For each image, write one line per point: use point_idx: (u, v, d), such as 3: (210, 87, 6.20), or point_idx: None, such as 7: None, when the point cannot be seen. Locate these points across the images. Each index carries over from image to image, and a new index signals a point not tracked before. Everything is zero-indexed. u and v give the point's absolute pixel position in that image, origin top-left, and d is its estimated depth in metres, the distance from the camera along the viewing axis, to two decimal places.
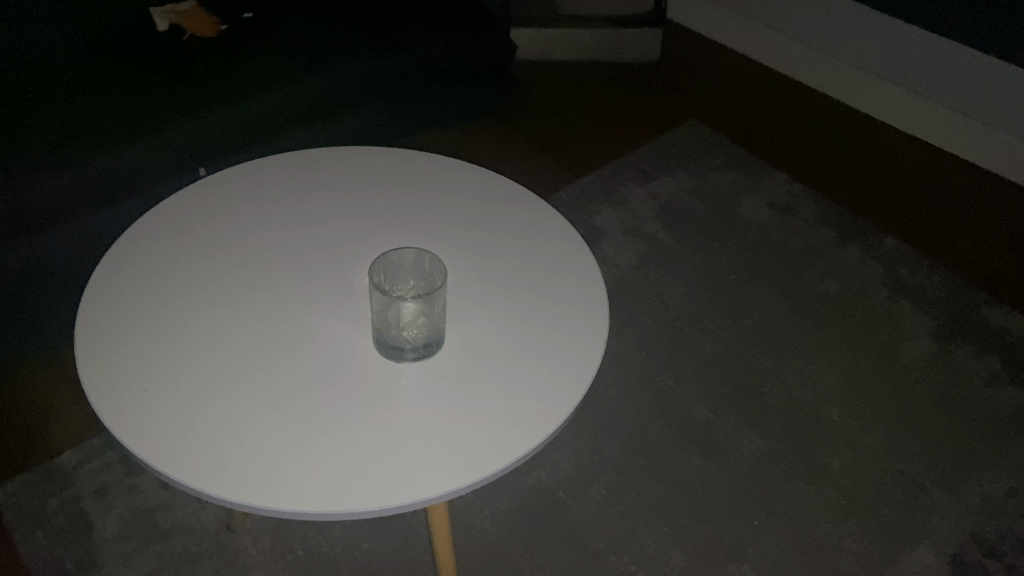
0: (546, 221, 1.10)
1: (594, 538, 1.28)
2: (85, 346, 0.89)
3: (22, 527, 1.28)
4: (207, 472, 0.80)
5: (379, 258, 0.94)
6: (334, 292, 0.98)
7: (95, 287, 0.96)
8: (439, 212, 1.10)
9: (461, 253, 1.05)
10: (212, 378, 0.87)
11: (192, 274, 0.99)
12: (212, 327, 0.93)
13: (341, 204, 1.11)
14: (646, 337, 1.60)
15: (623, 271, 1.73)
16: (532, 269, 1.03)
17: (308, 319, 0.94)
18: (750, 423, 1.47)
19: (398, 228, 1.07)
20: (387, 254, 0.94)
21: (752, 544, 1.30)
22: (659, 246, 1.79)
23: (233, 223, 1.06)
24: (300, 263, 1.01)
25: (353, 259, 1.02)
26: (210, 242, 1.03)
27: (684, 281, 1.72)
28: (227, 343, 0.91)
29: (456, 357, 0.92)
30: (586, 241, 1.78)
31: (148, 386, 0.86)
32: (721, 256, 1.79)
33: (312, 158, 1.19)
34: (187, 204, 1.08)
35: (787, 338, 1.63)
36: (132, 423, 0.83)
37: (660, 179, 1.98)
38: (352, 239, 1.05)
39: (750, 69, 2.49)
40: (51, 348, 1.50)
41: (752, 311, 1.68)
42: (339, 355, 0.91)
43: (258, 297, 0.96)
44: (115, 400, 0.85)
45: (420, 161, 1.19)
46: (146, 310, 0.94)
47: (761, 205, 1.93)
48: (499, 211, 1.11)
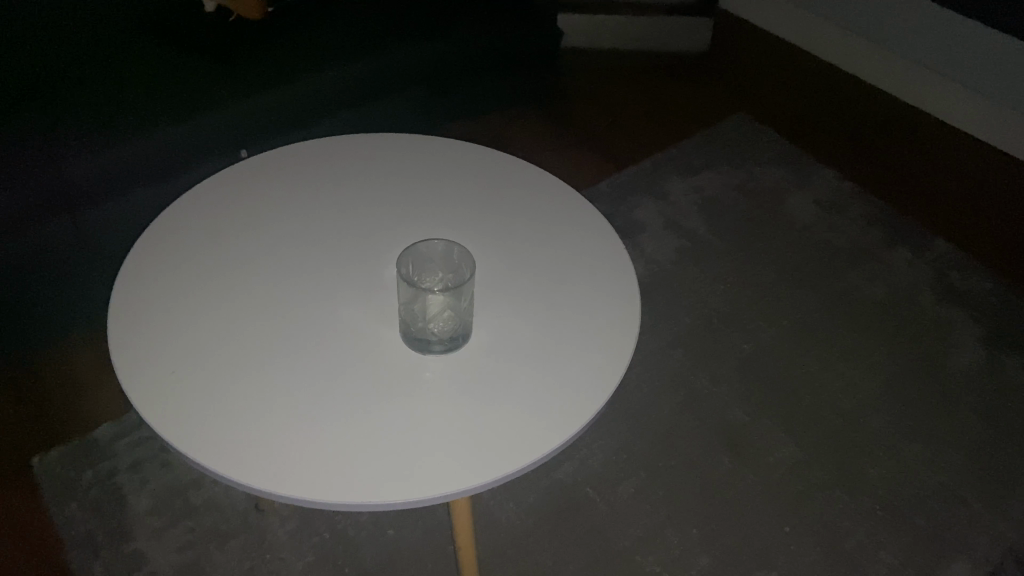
0: (578, 215, 1.08)
1: (621, 537, 1.27)
2: (116, 327, 0.90)
3: (58, 499, 1.31)
4: (230, 458, 0.80)
5: (408, 249, 0.92)
6: (363, 282, 0.97)
7: (130, 268, 0.97)
8: (473, 204, 1.09)
9: (491, 246, 1.03)
10: (240, 365, 0.88)
11: (224, 259, 0.99)
12: (241, 312, 0.93)
13: (374, 192, 1.10)
14: (681, 334, 1.58)
15: (661, 266, 1.70)
16: (564, 264, 1.01)
17: (336, 309, 0.94)
18: (785, 428, 1.44)
19: (430, 218, 1.06)
20: (415, 245, 0.92)
21: (782, 551, 1.27)
22: (700, 242, 1.76)
23: (269, 209, 1.06)
24: (328, 251, 1.01)
25: (381, 249, 1.02)
26: (244, 228, 1.03)
27: (724, 279, 1.69)
28: (256, 329, 0.91)
29: (482, 352, 0.91)
30: (625, 234, 1.75)
31: (176, 369, 0.87)
32: (764, 253, 1.75)
33: (349, 145, 1.18)
34: (218, 189, 1.09)
35: (826, 341, 1.59)
36: (160, 404, 0.84)
37: (704, 173, 1.94)
38: (383, 230, 1.04)
39: (799, 62, 2.43)
40: (91, 323, 1.53)
41: (792, 311, 1.64)
42: (365, 345, 0.90)
43: (287, 284, 0.97)
44: (144, 382, 0.86)
45: (456, 151, 1.18)
46: (180, 292, 0.95)
47: (808, 203, 1.88)
48: (532, 204, 1.10)
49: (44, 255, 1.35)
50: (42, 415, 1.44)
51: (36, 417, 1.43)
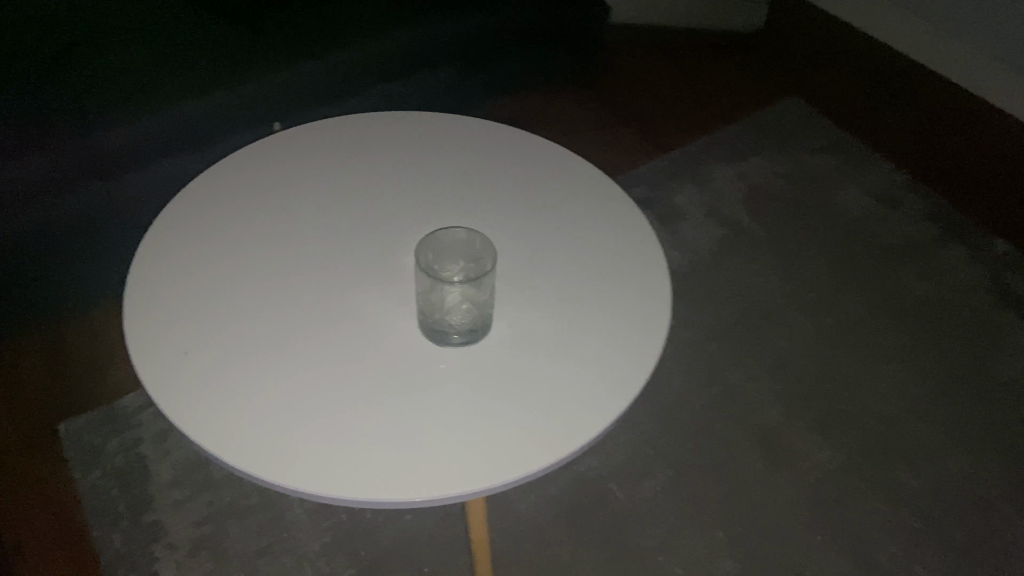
0: (611, 204, 1.04)
1: (643, 536, 1.24)
2: (130, 305, 0.89)
3: (81, 466, 1.31)
4: (239, 446, 0.78)
5: (428, 237, 0.88)
6: (385, 268, 0.94)
7: (149, 245, 0.95)
8: (501, 189, 1.05)
9: (518, 234, 0.99)
10: (254, 348, 0.86)
11: (245, 239, 0.97)
12: (258, 295, 0.91)
13: (400, 175, 1.07)
14: (717, 328, 1.52)
15: (700, 256, 1.64)
16: (595, 256, 0.97)
17: (356, 295, 0.91)
18: (823, 432, 1.38)
19: (458, 204, 1.03)
20: (436, 233, 0.88)
21: (813, 560, 1.22)
22: (742, 232, 1.70)
23: (293, 189, 1.04)
24: (350, 234, 0.98)
25: (403, 234, 0.98)
26: (267, 208, 1.01)
27: (765, 271, 1.63)
28: (272, 312, 0.89)
29: (501, 346, 0.87)
30: (663, 221, 1.70)
31: (189, 351, 0.85)
32: (808, 246, 1.68)
33: (377, 126, 1.15)
34: (240, 167, 1.07)
35: (871, 342, 1.52)
36: (170, 386, 0.82)
37: (750, 160, 1.87)
38: (408, 214, 1.01)
39: (857, 46, 2.32)
40: (115, 291, 1.52)
41: (837, 309, 1.57)
42: (382, 334, 0.87)
43: (306, 267, 0.94)
44: (156, 362, 0.84)
45: (487, 133, 1.14)
46: (198, 272, 0.93)
47: (859, 195, 1.80)
48: (565, 192, 1.05)
49: (58, 222, 1.34)
50: (68, 380, 1.44)
51: (63, 382, 1.44)
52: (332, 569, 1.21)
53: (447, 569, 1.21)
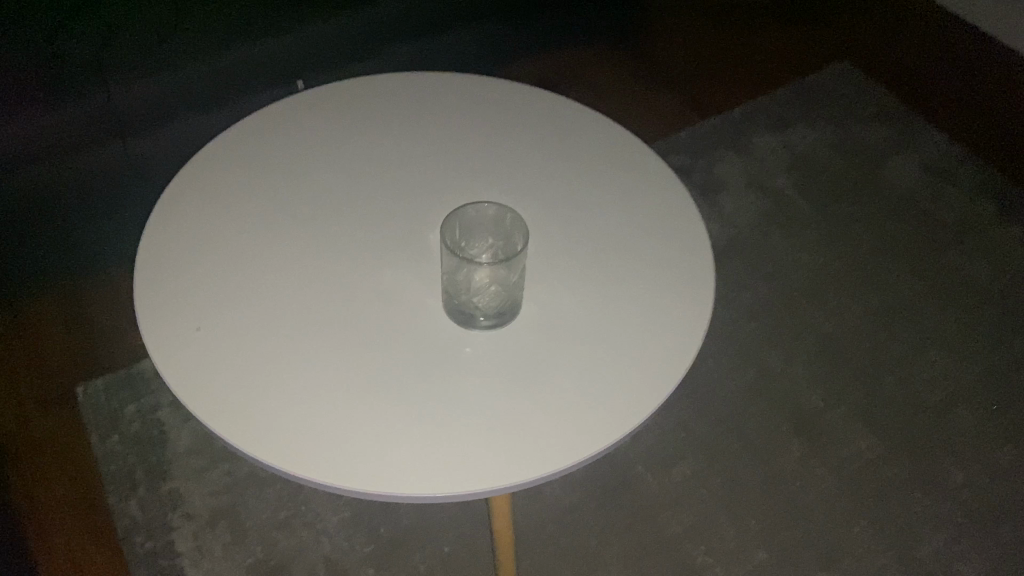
0: (652, 177, 0.97)
1: (671, 523, 1.20)
2: (139, 276, 0.84)
3: (99, 430, 1.29)
4: (249, 430, 0.73)
5: (455, 213, 0.81)
6: (408, 242, 0.89)
7: (163, 211, 0.91)
8: (534, 159, 0.99)
9: (551, 208, 0.93)
10: (269, 324, 0.81)
11: (262, 208, 0.92)
12: (275, 267, 0.86)
13: (427, 141, 1.01)
14: (755, 306, 1.45)
15: (740, 229, 1.57)
16: (633, 233, 0.90)
17: (377, 271, 0.86)
18: (864, 418, 1.32)
19: (489, 174, 0.97)
20: (464, 208, 0.82)
21: (848, 553, 1.18)
22: (785, 205, 1.62)
23: (314, 155, 0.98)
24: (373, 205, 0.93)
25: (428, 205, 0.93)
26: (286, 175, 0.96)
27: (809, 247, 1.55)
28: (288, 286, 0.84)
29: (530, 330, 0.81)
30: (702, 191, 1.62)
31: (201, 326, 0.80)
32: (855, 222, 1.60)
33: (404, 87, 1.08)
34: (258, 128, 1.01)
35: (919, 325, 1.44)
36: (180, 363, 0.77)
37: (796, 128, 1.77)
38: (435, 184, 0.95)
39: (913, 6, 2.19)
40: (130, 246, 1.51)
41: (884, 289, 1.49)
42: (404, 314, 0.82)
43: (325, 239, 0.89)
44: (166, 337, 0.79)
45: (520, 97, 1.07)
46: (212, 241, 0.88)
47: (911, 167, 1.71)
48: (603, 162, 0.98)
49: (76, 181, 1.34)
50: (87, 334, 1.41)
51: (80, 337, 1.41)
52: (349, 544, 1.18)
53: (466, 548, 1.18)
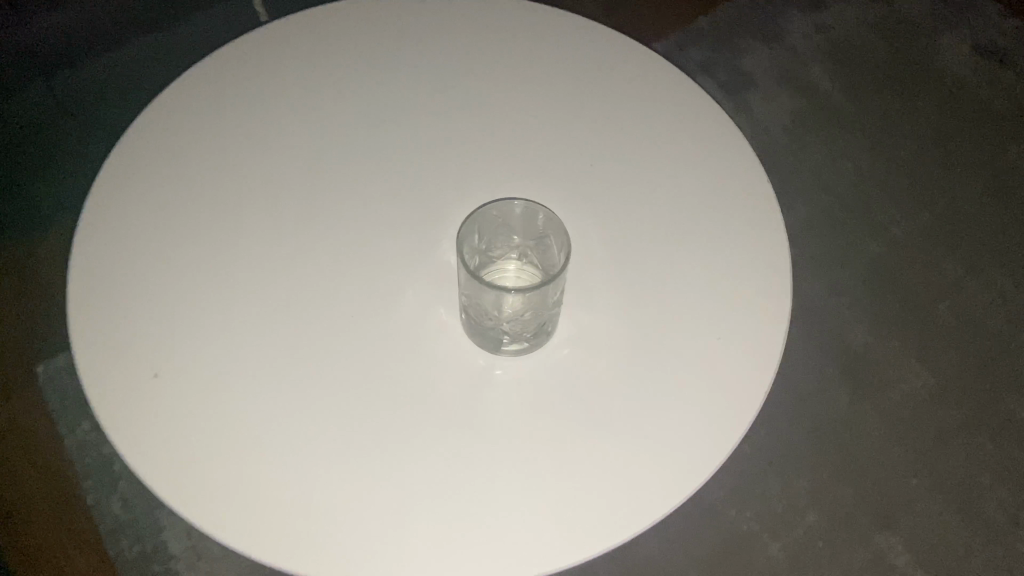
0: (705, 125, 0.78)
1: (714, 487, 1.09)
2: (76, 305, 0.67)
3: None
4: (233, 514, 0.58)
5: (470, 218, 0.61)
6: (410, 237, 0.71)
7: (99, 211, 0.72)
8: (555, 108, 0.80)
9: (582, 175, 0.75)
10: (244, 362, 0.65)
11: (225, 200, 0.74)
12: (246, 282, 0.69)
13: (422, 91, 0.81)
14: (794, 227, 1.29)
15: (773, 135, 1.38)
16: (688, 205, 0.73)
17: (374, 279, 0.69)
18: (920, 354, 1.19)
19: (503, 131, 0.78)
20: (482, 211, 0.61)
21: (907, 510, 1.08)
22: (822, 103, 1.42)
23: (283, 119, 0.79)
24: (361, 184, 0.74)
25: (430, 180, 0.75)
26: (251, 149, 0.77)
27: (850, 152, 1.37)
28: (265, 307, 0.67)
29: (571, 352, 0.66)
30: (729, 91, 1.42)
31: (159, 370, 0.64)
32: (900, 119, 1.42)
33: (387, 16, 0.88)
34: (206, 88, 0.81)
35: (976, 240, 1.29)
36: (136, 425, 0.62)
37: (829, 7, 1.55)
38: (437, 150, 0.77)
39: None
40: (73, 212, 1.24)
41: (936, 199, 1.33)
42: (413, 339, 0.66)
43: (305, 239, 0.71)
44: (118, 389, 0.63)
45: (532, 21, 0.87)
46: (165, 250, 0.71)
47: (960, 49, 1.51)
48: (642, 108, 0.79)
49: None
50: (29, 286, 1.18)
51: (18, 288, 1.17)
52: None
53: None
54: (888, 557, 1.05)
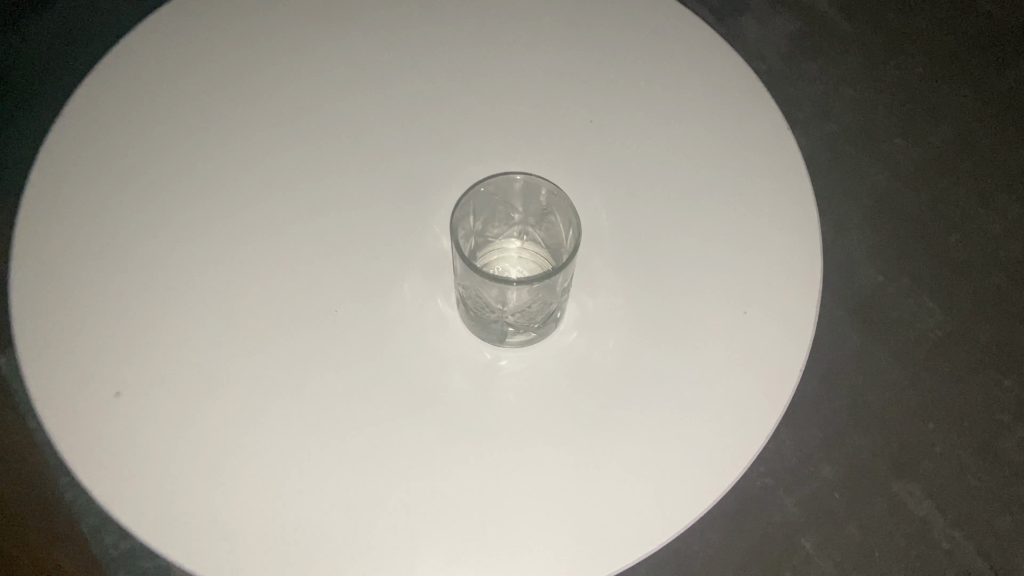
0: (713, 71, 0.70)
1: None
2: (20, 317, 0.59)
3: None
4: (218, 550, 0.52)
5: (462, 199, 0.53)
6: (396, 216, 0.64)
7: (38, 204, 0.63)
8: (547, 57, 0.71)
9: (583, 134, 0.67)
10: (217, 375, 0.57)
11: (183, 185, 0.65)
12: (212, 281, 0.61)
13: (398, 45, 0.72)
14: None
15: (770, 62, 1.29)
16: (701, 166, 0.66)
17: (359, 267, 0.61)
18: (932, 290, 1.14)
19: (489, 90, 0.70)
20: (474, 190, 0.53)
21: (926, 455, 1.04)
22: (819, 25, 1.34)
23: (243, 85, 0.70)
24: (334, 159, 0.66)
25: (412, 150, 0.67)
26: (208, 123, 0.68)
27: (851, 77, 1.29)
28: (235, 309, 0.60)
29: (583, 339, 0.59)
30: (721, 17, 1.32)
31: (121, 389, 0.57)
32: (901, 38, 1.34)
33: None
34: (148, 54, 0.72)
35: (985, 164, 1.23)
36: (101, 455, 0.54)
37: None
38: (419, 113, 0.68)
39: None
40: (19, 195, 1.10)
41: (942, 124, 1.26)
42: (406, 335, 0.59)
43: (276, 226, 0.63)
44: (76, 414, 0.56)
45: None
46: (119, 247, 0.62)
47: None
48: (642, 55, 0.71)
49: None
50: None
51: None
52: None
53: None
54: (907, 504, 1.01)
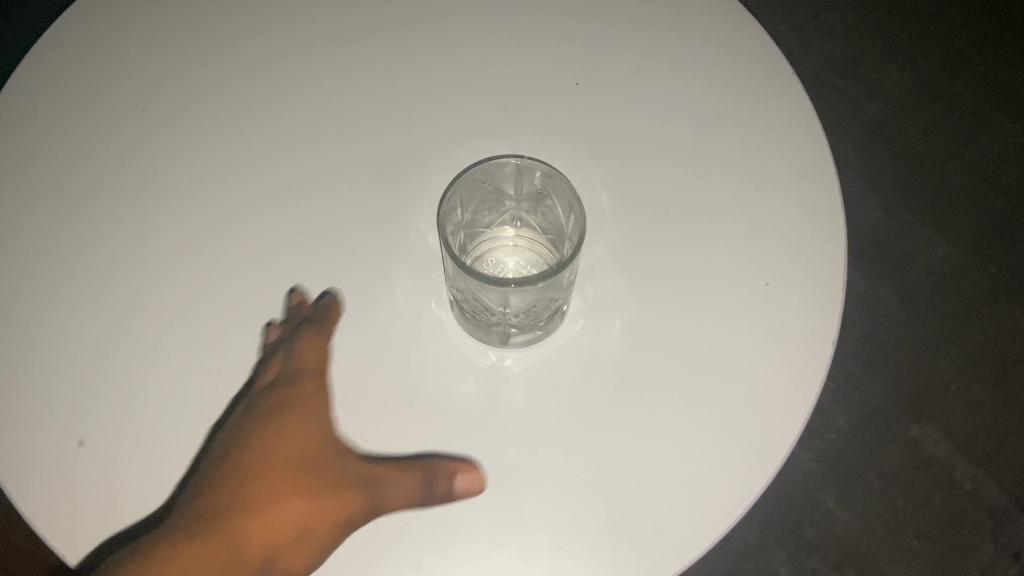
0: (705, 15, 0.64)
1: None
2: None
3: None
4: None
5: (452, 184, 0.47)
6: (372, 211, 0.57)
7: None
8: (521, 16, 0.65)
9: (570, 100, 0.61)
10: (190, 407, 0.51)
11: (134, 200, 0.59)
12: (175, 303, 0.55)
13: (357, 18, 0.65)
14: None
15: None
16: (701, 124, 0.60)
17: (338, 273, 0.55)
18: (934, 222, 1.09)
19: (461, 59, 0.63)
20: (466, 172, 0.47)
21: (941, 394, 1.00)
22: None
23: (190, 81, 0.63)
24: (298, 154, 0.60)
25: (383, 134, 0.60)
26: (155, 127, 0.62)
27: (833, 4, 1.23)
28: (205, 329, 0.54)
29: (593, 330, 0.54)
30: None
31: (85, 437, 0.50)
32: None
33: None
34: (76, 52, 0.64)
35: (978, 85, 1.17)
36: (69, 514, 0.48)
37: None
38: (387, 93, 0.62)
39: None
40: None
41: (930, 47, 1.20)
42: (397, 344, 0.53)
43: (241, 236, 0.57)
44: (37, 469, 0.49)
45: None
46: (67, 276, 0.56)
47: None
48: (625, 6, 0.65)
49: None
50: None
51: None
52: None
53: None
54: (925, 447, 0.98)
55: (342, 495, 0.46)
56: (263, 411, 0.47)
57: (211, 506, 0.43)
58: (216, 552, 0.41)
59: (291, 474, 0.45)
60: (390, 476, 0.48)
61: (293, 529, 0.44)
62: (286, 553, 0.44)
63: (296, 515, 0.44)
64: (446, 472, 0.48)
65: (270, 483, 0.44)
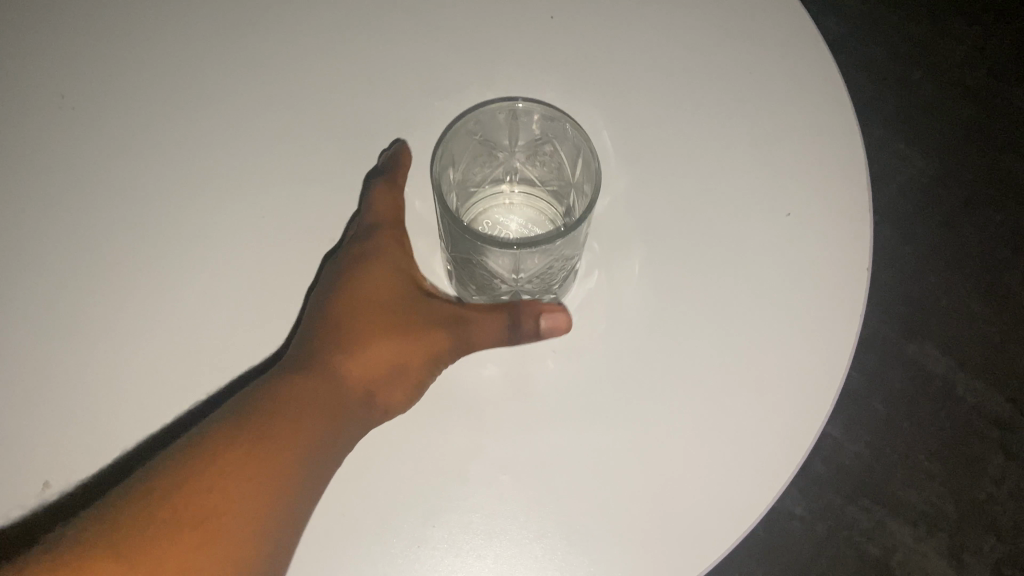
0: None
1: None
2: None
3: None
4: None
5: (441, 142, 0.41)
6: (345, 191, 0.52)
7: None
8: None
9: (544, 49, 0.56)
10: (167, 432, 0.44)
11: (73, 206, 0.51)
12: (134, 314, 0.48)
13: None
14: None
15: None
16: (689, 58, 0.55)
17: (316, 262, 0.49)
18: (906, 134, 1.06)
19: (419, 14, 0.58)
20: (455, 128, 0.41)
21: (934, 309, 0.98)
22: None
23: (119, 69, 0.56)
24: (252, 136, 0.54)
25: (345, 106, 0.54)
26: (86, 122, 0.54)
27: None
28: (174, 340, 0.47)
29: (609, 293, 0.49)
30: None
31: (50, 479, 0.43)
32: None
33: None
34: None
35: None
36: None
37: None
38: (342, 60, 0.56)
39: None
40: None
41: None
42: None
43: (201, 233, 0.50)
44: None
45: None
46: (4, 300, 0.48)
47: None
48: None
49: None
50: None
51: None
52: None
53: None
54: (925, 364, 0.95)
55: (431, 334, 0.44)
56: (353, 258, 0.46)
57: (309, 349, 0.43)
58: (320, 381, 0.41)
59: (375, 320, 0.44)
60: (478, 313, 0.44)
61: (385, 368, 0.43)
62: (384, 390, 0.43)
63: (388, 355, 0.43)
64: (532, 311, 0.43)
65: (358, 328, 0.43)
